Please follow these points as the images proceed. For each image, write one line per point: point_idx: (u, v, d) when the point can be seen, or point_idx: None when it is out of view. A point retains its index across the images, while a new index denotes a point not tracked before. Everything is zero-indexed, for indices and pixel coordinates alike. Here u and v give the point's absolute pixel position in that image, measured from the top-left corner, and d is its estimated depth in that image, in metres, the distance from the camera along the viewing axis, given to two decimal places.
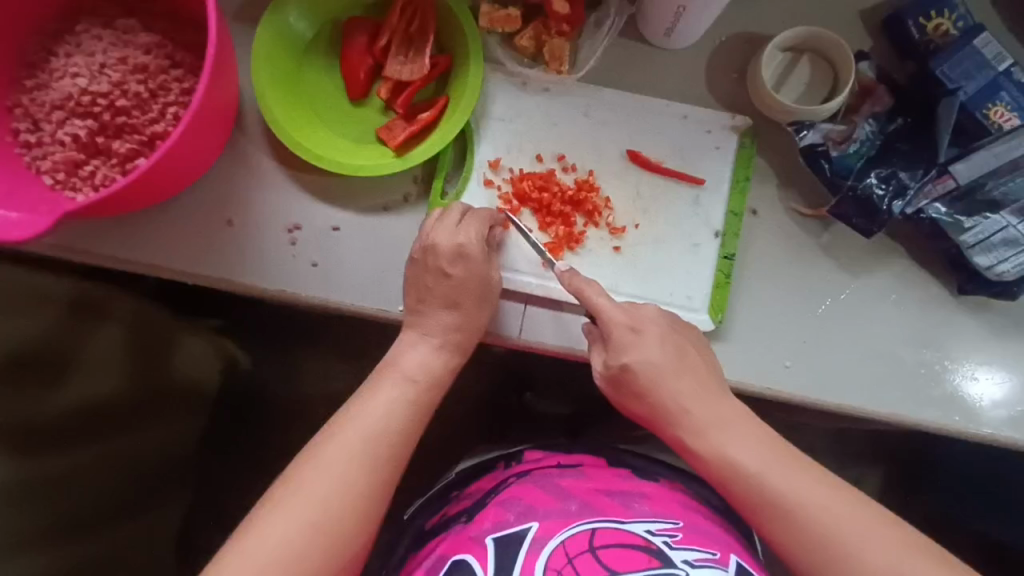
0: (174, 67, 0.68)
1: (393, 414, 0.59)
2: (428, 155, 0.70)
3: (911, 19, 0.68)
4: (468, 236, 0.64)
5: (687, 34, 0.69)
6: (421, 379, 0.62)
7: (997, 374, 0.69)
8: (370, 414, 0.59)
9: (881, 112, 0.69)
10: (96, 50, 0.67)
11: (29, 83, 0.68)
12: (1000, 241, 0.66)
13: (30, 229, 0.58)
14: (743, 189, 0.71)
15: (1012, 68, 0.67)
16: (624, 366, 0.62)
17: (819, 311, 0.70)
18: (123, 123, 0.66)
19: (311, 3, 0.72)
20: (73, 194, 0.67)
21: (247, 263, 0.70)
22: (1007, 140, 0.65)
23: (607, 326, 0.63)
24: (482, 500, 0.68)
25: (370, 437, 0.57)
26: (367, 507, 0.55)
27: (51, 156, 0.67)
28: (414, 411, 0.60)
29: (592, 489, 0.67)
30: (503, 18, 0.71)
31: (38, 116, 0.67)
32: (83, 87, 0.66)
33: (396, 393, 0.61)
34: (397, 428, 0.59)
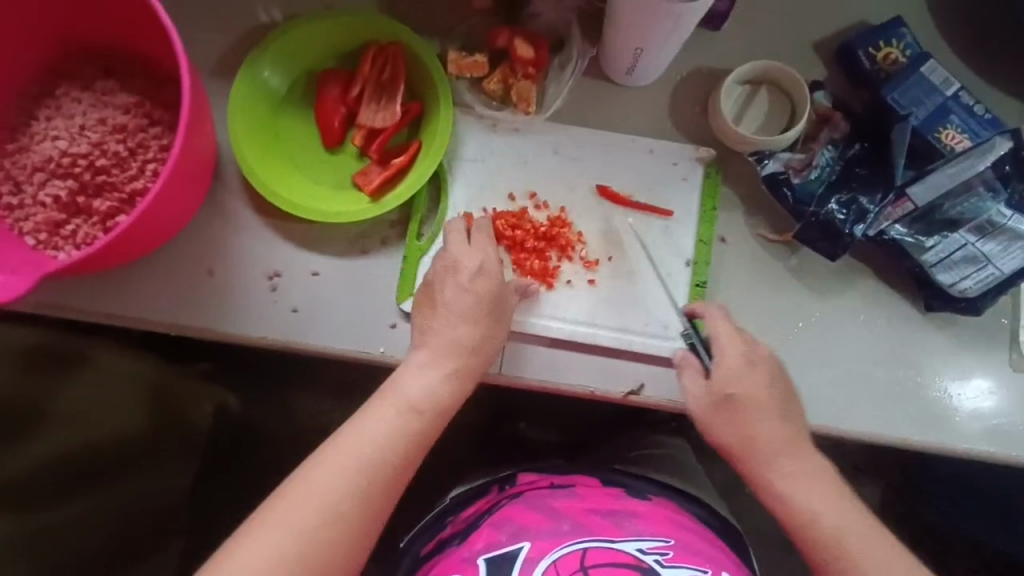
0: (153, 126, 0.70)
1: (387, 445, 0.59)
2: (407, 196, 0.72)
3: (861, 49, 0.71)
4: (478, 245, 0.67)
5: (648, 72, 0.72)
6: (424, 410, 0.61)
7: (972, 389, 0.70)
8: (369, 441, 0.58)
9: (840, 138, 0.71)
10: (76, 112, 0.69)
11: (10, 146, 0.69)
12: (960, 259, 0.67)
13: (11, 292, 0.59)
14: (711, 218, 0.73)
15: (959, 92, 0.69)
16: (730, 395, 0.63)
17: (793, 334, 0.71)
18: (103, 182, 0.68)
19: (284, 58, 0.74)
20: (56, 253, 0.68)
21: (228, 312, 0.71)
22: (960, 160, 0.67)
23: (721, 359, 0.64)
24: (475, 522, 0.69)
25: (362, 466, 0.57)
26: (355, 534, 0.56)
27: (33, 217, 0.68)
28: (412, 443, 0.60)
29: (583, 509, 0.67)
30: (471, 65, 0.74)
31: (20, 179, 0.68)
32: (64, 149, 0.68)
33: (393, 422, 0.60)
34: (392, 459, 0.58)
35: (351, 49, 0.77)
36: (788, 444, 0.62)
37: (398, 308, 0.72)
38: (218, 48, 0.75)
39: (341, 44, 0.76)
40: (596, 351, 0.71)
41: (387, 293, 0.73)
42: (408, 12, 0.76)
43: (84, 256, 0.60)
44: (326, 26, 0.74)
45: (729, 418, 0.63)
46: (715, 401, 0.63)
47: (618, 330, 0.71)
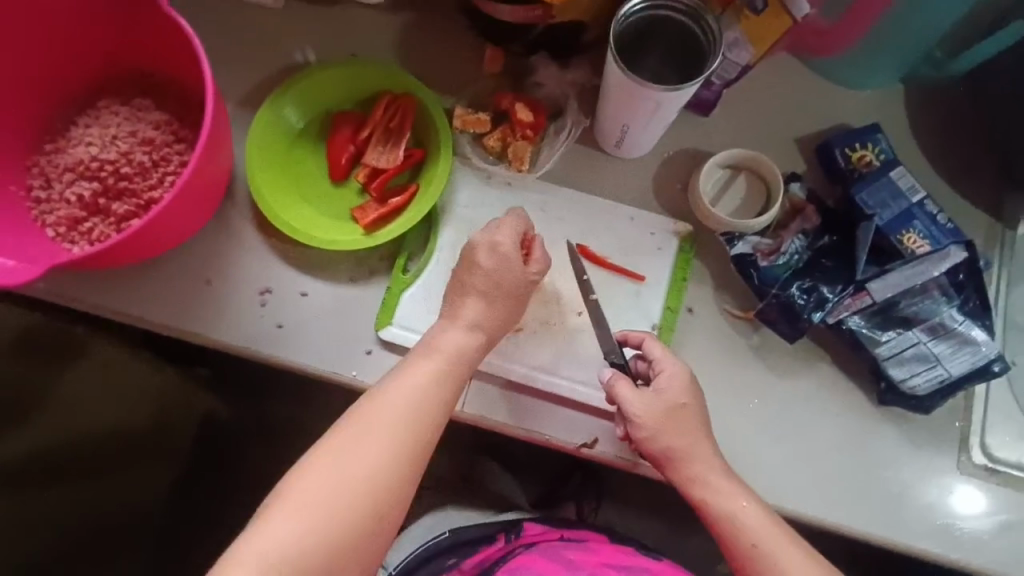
0: (177, 143, 0.77)
1: (422, 392, 0.63)
2: (401, 231, 0.77)
3: (838, 148, 0.76)
4: (537, 254, 0.70)
5: (634, 147, 0.78)
6: (454, 361, 0.65)
7: (921, 486, 0.73)
8: (405, 389, 0.62)
9: (810, 229, 0.75)
10: (111, 124, 0.77)
11: (49, 146, 0.77)
12: (912, 356, 0.70)
13: (18, 278, 0.64)
14: (680, 288, 0.77)
15: (924, 200, 0.73)
16: (683, 403, 0.67)
17: (750, 409, 0.74)
18: (124, 187, 0.74)
19: (306, 96, 0.81)
20: (70, 246, 0.74)
21: (219, 320, 0.76)
22: (916, 263, 0.70)
23: (671, 371, 0.68)
24: (490, 568, 0.73)
25: (401, 412, 0.61)
26: (395, 477, 0.60)
27: (56, 211, 0.74)
28: (444, 388, 0.64)
29: (599, 563, 0.72)
30: (474, 121, 0.80)
31: (51, 176, 0.75)
32: (95, 155, 0.75)
33: (429, 369, 0.64)
34: (429, 403, 0.63)
35: (368, 94, 0.83)
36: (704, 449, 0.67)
37: (376, 336, 0.77)
38: (247, 80, 0.83)
39: (358, 89, 0.83)
40: (557, 402, 0.74)
41: (368, 321, 0.77)
42: (423, 67, 0.84)
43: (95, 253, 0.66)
44: (347, 72, 0.81)
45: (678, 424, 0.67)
46: (670, 408, 0.67)
47: (581, 383, 0.74)
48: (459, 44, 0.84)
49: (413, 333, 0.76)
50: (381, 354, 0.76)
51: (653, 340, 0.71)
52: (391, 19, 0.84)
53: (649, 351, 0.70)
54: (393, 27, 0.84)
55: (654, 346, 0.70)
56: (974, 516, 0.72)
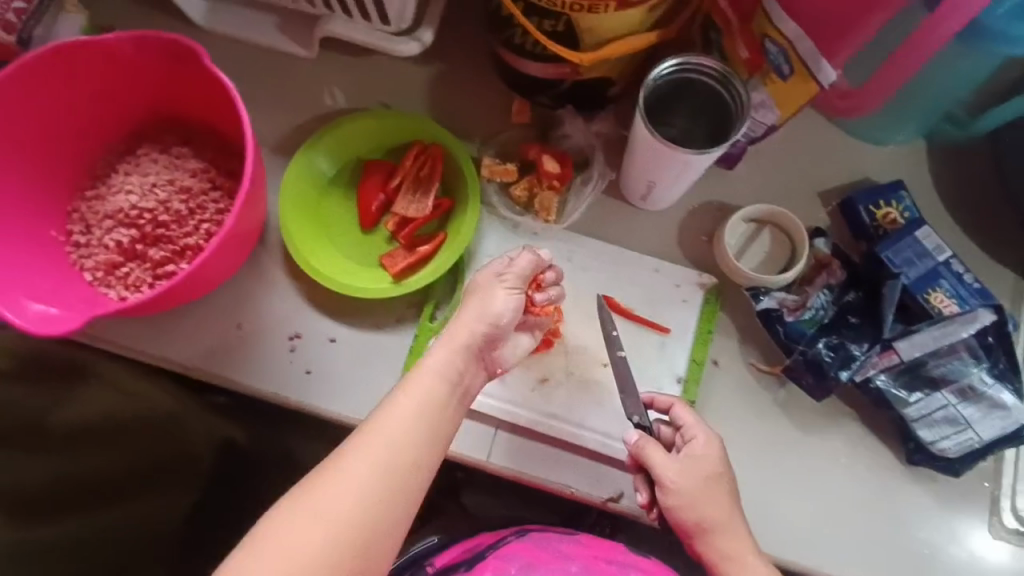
0: (214, 191, 0.79)
1: (411, 427, 0.60)
2: (429, 279, 0.78)
3: (862, 206, 0.77)
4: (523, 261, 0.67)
5: (660, 201, 0.79)
6: (446, 393, 0.62)
7: (953, 548, 0.72)
8: (393, 426, 0.59)
9: (835, 284, 0.76)
10: (150, 171, 0.79)
11: (89, 193, 0.79)
12: (941, 419, 0.70)
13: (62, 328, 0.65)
14: (705, 341, 0.77)
15: (951, 259, 0.73)
16: (721, 473, 0.67)
17: (778, 466, 0.73)
18: (161, 235, 0.76)
19: (338, 145, 0.83)
20: (107, 291, 0.76)
21: (248, 364, 0.77)
22: (943, 324, 0.70)
23: (705, 440, 0.67)
24: (481, 552, 0.74)
25: (390, 450, 0.58)
26: (387, 507, 0.57)
27: (95, 257, 0.76)
28: (433, 422, 0.61)
29: (593, 556, 0.72)
30: (502, 171, 0.81)
31: (91, 222, 0.77)
32: (134, 203, 0.77)
33: (419, 399, 0.61)
34: (419, 440, 0.60)
35: (397, 143, 0.85)
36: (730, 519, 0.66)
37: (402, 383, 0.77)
38: (282, 129, 0.85)
39: (389, 139, 0.85)
40: (582, 454, 0.75)
41: (396, 369, 0.78)
42: (453, 118, 0.86)
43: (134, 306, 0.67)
44: (378, 123, 0.83)
45: (712, 495, 0.66)
46: (705, 479, 0.67)
47: (605, 434, 0.75)
48: (489, 97, 0.86)
49: None
50: None
51: (681, 405, 0.70)
52: (422, 71, 0.87)
53: (677, 417, 0.69)
54: (425, 80, 0.86)
55: (682, 413, 0.68)
56: None
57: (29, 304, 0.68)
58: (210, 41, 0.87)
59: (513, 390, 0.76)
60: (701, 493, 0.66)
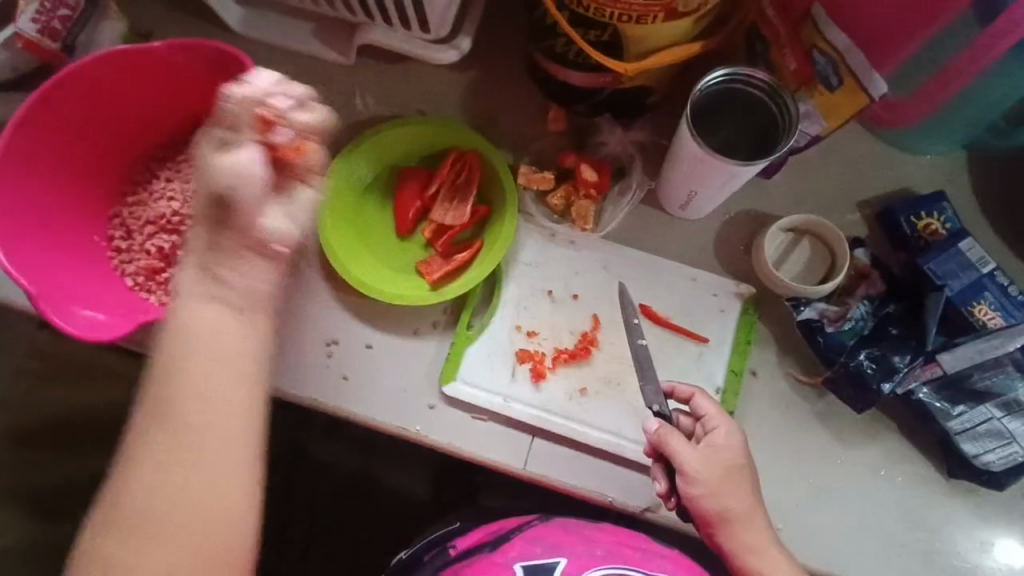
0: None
1: (202, 387, 0.51)
2: (461, 289, 0.77)
3: (903, 217, 0.76)
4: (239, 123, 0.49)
5: (699, 210, 0.79)
6: (226, 334, 0.51)
7: (993, 561, 0.72)
8: (169, 388, 0.51)
9: (875, 295, 0.75)
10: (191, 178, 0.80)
11: (130, 198, 0.80)
12: (986, 432, 0.70)
13: (116, 334, 0.67)
14: (744, 351, 0.77)
15: (995, 271, 0.73)
16: (742, 464, 0.66)
17: (817, 477, 0.73)
18: None
19: (374, 152, 0.83)
20: (147, 295, 0.77)
21: (284, 369, 0.77)
22: (989, 337, 0.69)
23: (727, 430, 0.67)
24: (507, 532, 0.74)
25: (199, 414, 0.51)
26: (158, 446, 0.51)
27: (136, 261, 0.77)
28: (222, 376, 0.52)
29: (618, 541, 0.73)
30: (539, 179, 0.81)
31: (133, 228, 0.79)
32: (177, 210, 0.79)
33: (196, 351, 0.51)
34: (207, 402, 0.52)
35: (432, 150, 0.85)
36: (758, 525, 0.66)
37: (440, 391, 0.77)
38: None
39: (425, 145, 0.85)
40: (619, 463, 0.75)
41: (433, 376, 0.77)
42: (490, 125, 0.86)
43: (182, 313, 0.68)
44: (416, 129, 0.83)
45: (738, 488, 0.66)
46: (726, 470, 0.66)
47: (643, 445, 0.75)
48: (525, 105, 0.86)
49: (478, 390, 0.76)
50: (445, 410, 0.76)
51: (703, 395, 0.69)
52: (459, 78, 0.87)
53: (698, 406, 0.68)
54: (462, 87, 0.87)
55: (704, 403, 0.68)
56: None
57: (77, 309, 0.68)
58: (248, 47, 0.88)
59: (550, 397, 0.77)
60: (733, 495, 0.66)
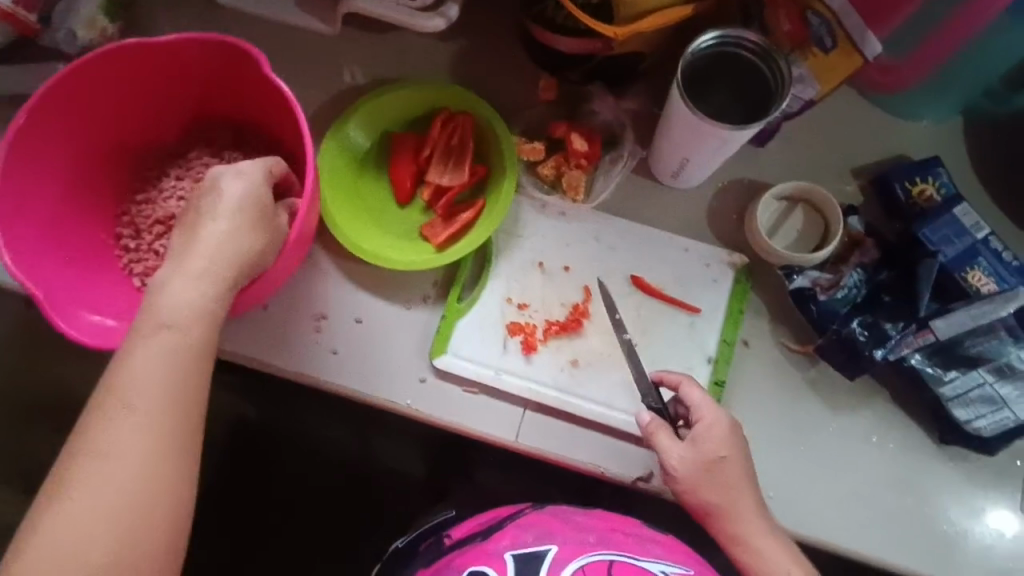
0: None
1: (162, 369, 0.54)
2: (472, 246, 0.76)
3: (898, 182, 0.75)
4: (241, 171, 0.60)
5: (691, 179, 0.77)
6: (180, 323, 0.55)
7: (983, 527, 0.72)
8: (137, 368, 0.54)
9: (869, 263, 0.75)
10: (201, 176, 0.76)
11: (138, 196, 0.77)
12: (978, 398, 0.70)
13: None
14: (736, 320, 0.76)
15: (989, 237, 0.72)
16: (720, 459, 0.66)
17: (808, 445, 0.73)
18: None
19: (364, 118, 0.81)
20: None
21: (275, 345, 0.76)
22: (982, 303, 0.69)
23: (708, 421, 0.66)
24: (499, 522, 0.72)
25: (159, 395, 0.53)
26: (96, 471, 0.51)
27: (145, 262, 0.75)
28: (185, 361, 0.55)
29: (611, 528, 0.71)
30: (529, 149, 0.80)
31: (141, 227, 0.76)
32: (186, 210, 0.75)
33: (165, 338, 0.54)
34: (170, 385, 0.54)
35: (422, 115, 0.84)
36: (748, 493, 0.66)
37: (429, 363, 0.76)
38: (304, 107, 0.84)
39: (414, 109, 0.83)
40: (610, 433, 0.75)
41: (423, 349, 0.77)
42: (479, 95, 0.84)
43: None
44: (405, 92, 0.82)
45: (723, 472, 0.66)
46: (705, 464, 0.65)
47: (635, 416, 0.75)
48: (514, 74, 0.84)
49: (467, 362, 0.76)
50: (435, 383, 0.76)
51: (690, 383, 0.68)
52: (446, 46, 0.85)
53: (688, 395, 0.68)
54: (450, 56, 0.85)
55: (692, 394, 0.67)
56: None
57: (84, 314, 0.67)
58: (230, 17, 0.85)
59: (541, 369, 0.76)
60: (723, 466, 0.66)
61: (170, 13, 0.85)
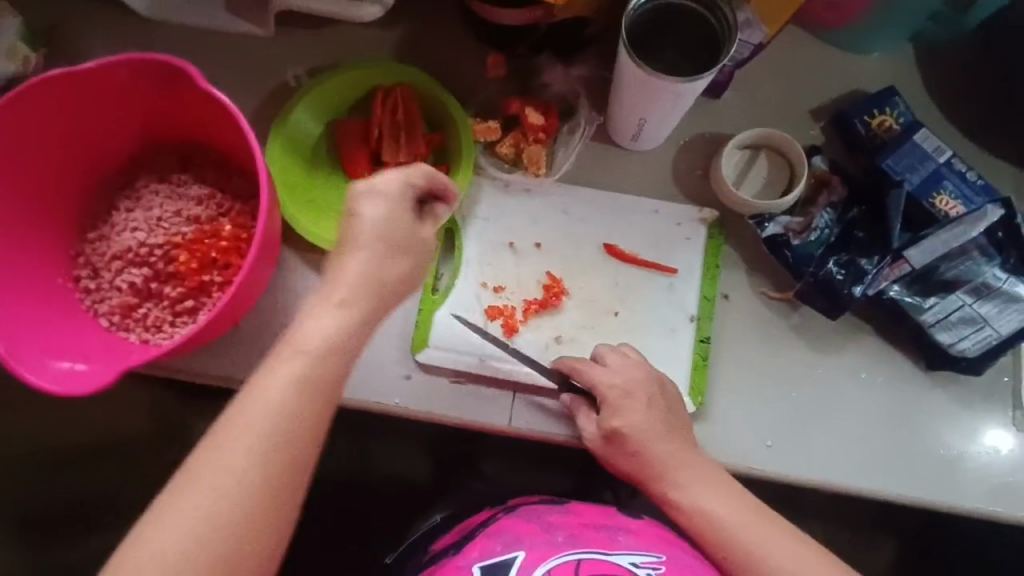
0: (224, 216, 0.74)
1: (290, 393, 0.52)
2: None
3: (856, 117, 0.75)
4: (388, 195, 0.58)
5: (651, 139, 0.76)
6: (313, 350, 0.54)
7: (980, 446, 0.72)
8: (258, 395, 0.52)
9: (838, 202, 0.74)
10: (154, 205, 0.74)
11: (91, 235, 0.74)
12: (958, 319, 0.70)
13: (95, 384, 0.61)
14: (713, 276, 0.76)
15: (952, 160, 0.73)
16: (616, 430, 0.67)
17: (802, 389, 0.73)
18: (174, 270, 0.71)
19: (304, 111, 0.78)
20: (127, 335, 0.71)
21: (249, 363, 0.74)
22: (953, 226, 0.70)
23: (602, 396, 0.68)
24: (471, 532, 0.71)
25: (274, 421, 0.51)
26: (208, 492, 0.49)
27: (108, 300, 0.72)
28: (306, 390, 0.53)
29: (580, 524, 0.69)
30: (484, 129, 0.78)
31: (98, 265, 0.73)
32: (142, 241, 0.72)
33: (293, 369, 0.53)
34: (294, 414, 0.52)
35: (359, 97, 0.81)
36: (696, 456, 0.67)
37: (412, 360, 0.74)
38: (249, 114, 0.81)
39: (353, 93, 0.81)
40: None
41: (403, 347, 0.74)
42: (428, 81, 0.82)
43: (162, 353, 0.61)
44: (339, 77, 0.79)
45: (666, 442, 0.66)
46: (607, 437, 0.67)
47: None
48: (459, 54, 0.82)
49: (450, 353, 0.74)
50: (419, 379, 0.74)
51: (581, 365, 0.70)
52: (388, 34, 0.82)
53: (584, 377, 0.69)
54: (391, 44, 0.82)
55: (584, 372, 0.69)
56: None
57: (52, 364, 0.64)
58: (156, 30, 0.82)
59: (522, 349, 0.75)
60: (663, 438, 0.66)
61: (93, 33, 0.81)
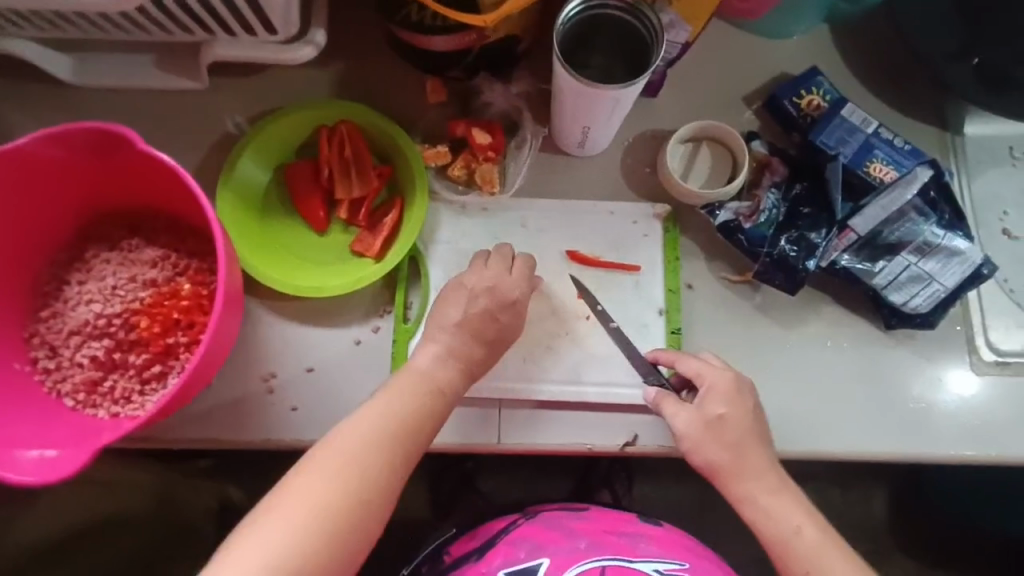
0: (181, 275, 0.72)
1: (405, 413, 0.62)
2: (410, 241, 0.76)
3: (786, 99, 0.79)
4: (516, 274, 0.71)
5: (597, 144, 0.78)
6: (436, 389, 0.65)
7: (946, 395, 0.76)
8: (384, 408, 0.61)
9: (780, 181, 0.78)
10: (106, 274, 0.72)
11: (43, 313, 0.71)
12: (907, 279, 0.74)
13: (67, 468, 0.59)
14: (675, 268, 0.78)
15: (879, 129, 0.77)
16: (721, 416, 0.66)
17: (774, 365, 0.76)
18: (136, 338, 0.70)
19: (251, 159, 0.78)
20: (95, 411, 0.69)
21: (228, 419, 0.72)
22: (888, 192, 0.74)
23: (709, 385, 0.67)
24: (491, 537, 0.71)
25: (390, 434, 0.60)
26: (323, 481, 0.57)
27: (70, 378, 0.69)
28: (419, 416, 0.63)
29: (602, 530, 0.71)
30: (434, 154, 0.79)
31: (55, 343, 0.70)
32: (99, 312, 0.70)
33: (410, 396, 0.63)
34: (409, 430, 0.62)
35: (304, 138, 0.81)
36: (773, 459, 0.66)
37: None
38: (192, 169, 0.80)
39: (299, 135, 0.81)
40: (587, 409, 0.74)
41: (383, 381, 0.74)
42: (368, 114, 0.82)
43: (134, 426, 0.59)
44: (282, 121, 0.79)
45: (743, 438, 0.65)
46: (705, 423, 0.66)
47: (606, 386, 0.74)
48: (396, 83, 0.83)
49: None
50: None
51: (685, 357, 0.69)
52: (322, 73, 0.82)
53: (682, 368, 0.69)
54: (327, 82, 0.82)
55: (687, 364, 0.68)
56: (999, 411, 0.76)
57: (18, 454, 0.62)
58: (87, 98, 0.80)
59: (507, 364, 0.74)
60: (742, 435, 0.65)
61: (18, 106, 0.79)
